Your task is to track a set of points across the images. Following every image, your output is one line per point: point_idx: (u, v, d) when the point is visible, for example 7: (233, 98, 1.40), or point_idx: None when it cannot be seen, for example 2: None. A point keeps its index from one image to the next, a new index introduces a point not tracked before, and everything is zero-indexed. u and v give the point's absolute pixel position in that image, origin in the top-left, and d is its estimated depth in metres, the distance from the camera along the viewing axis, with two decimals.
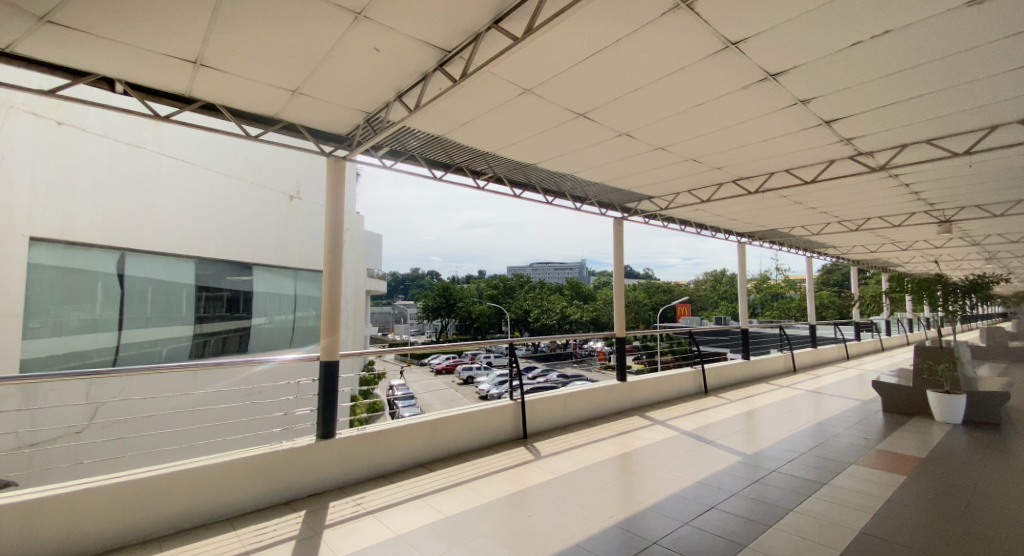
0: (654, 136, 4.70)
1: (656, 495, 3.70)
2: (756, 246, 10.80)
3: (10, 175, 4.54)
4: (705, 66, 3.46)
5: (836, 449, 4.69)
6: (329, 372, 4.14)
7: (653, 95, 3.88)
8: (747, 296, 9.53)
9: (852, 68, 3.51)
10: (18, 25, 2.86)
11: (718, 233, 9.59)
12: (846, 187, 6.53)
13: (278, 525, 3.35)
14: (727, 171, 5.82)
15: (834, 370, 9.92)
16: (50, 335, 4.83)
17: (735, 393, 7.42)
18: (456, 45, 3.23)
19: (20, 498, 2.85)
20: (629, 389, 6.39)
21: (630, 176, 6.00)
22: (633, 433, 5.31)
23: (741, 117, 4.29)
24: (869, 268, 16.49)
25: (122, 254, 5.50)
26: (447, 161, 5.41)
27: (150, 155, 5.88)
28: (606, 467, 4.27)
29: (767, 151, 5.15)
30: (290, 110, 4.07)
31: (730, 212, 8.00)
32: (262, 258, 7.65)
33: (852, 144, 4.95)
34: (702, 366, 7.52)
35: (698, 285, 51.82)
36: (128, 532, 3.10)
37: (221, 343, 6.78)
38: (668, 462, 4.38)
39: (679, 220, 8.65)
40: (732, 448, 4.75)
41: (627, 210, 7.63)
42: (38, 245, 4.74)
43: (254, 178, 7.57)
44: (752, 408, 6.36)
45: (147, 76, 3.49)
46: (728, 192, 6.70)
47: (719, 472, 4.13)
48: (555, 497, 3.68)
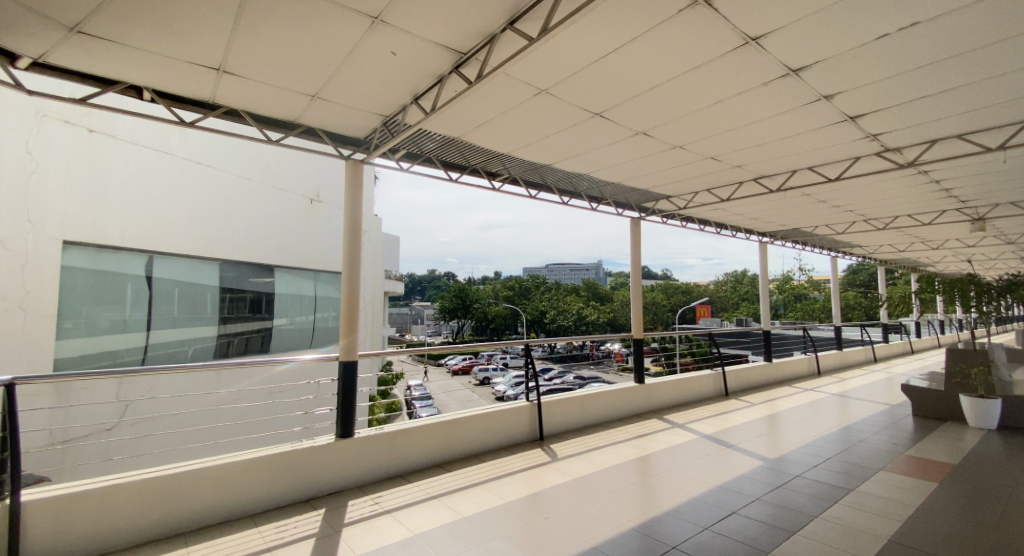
0: (671, 135, 4.68)
1: (674, 499, 3.68)
2: (777, 246, 10.64)
3: (44, 182, 4.70)
4: (724, 62, 3.44)
5: (862, 454, 4.61)
6: (348, 372, 4.20)
7: (671, 93, 3.87)
8: (769, 296, 9.27)
9: (878, 62, 3.45)
10: (50, 36, 2.96)
11: (739, 233, 9.48)
12: (872, 185, 6.41)
13: (298, 523, 3.41)
14: (748, 170, 5.76)
15: (861, 373, 9.70)
16: (82, 335, 4.98)
17: (757, 396, 7.33)
18: (471, 47, 3.25)
19: (54, 493, 2.95)
20: (647, 391, 6.35)
21: (647, 176, 5.97)
22: (651, 436, 5.28)
23: (761, 114, 4.24)
24: (897, 268, 16.11)
25: (150, 257, 5.65)
26: (463, 163, 5.46)
27: (176, 161, 6.03)
28: (624, 470, 4.25)
29: (789, 149, 5.08)
30: (310, 115, 4.15)
31: (751, 212, 7.91)
32: (283, 260, 7.80)
33: (879, 140, 4.86)
34: (722, 368, 7.44)
35: (718, 285, 51.12)
36: (155, 527, 3.19)
37: (244, 343, 6.92)
38: (687, 466, 4.35)
39: (699, 220, 8.58)
40: (754, 452, 4.69)
41: (645, 211, 7.60)
42: (71, 249, 4.91)
43: (276, 181, 7.72)
44: (774, 412, 6.26)
45: (171, 84, 3.59)
46: (749, 191, 6.62)
47: (739, 477, 4.09)
48: (573, 499, 3.67)
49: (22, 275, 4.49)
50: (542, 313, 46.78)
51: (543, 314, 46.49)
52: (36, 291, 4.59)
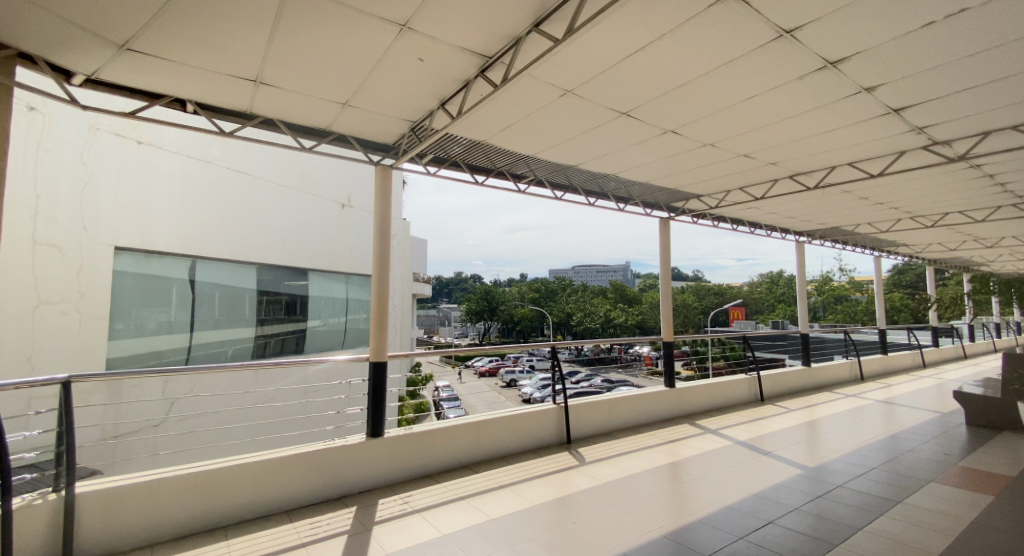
0: (700, 132, 4.65)
1: (708, 506, 3.65)
2: (815, 245, 10.38)
3: (97, 192, 4.97)
4: (756, 57, 3.41)
5: (907, 465, 4.46)
6: (377, 372, 4.31)
7: (700, 90, 3.85)
8: (807, 298, 8.87)
9: (920, 52, 3.37)
10: (101, 54, 3.14)
11: (773, 233, 9.28)
12: (917, 180, 6.20)
13: (331, 519, 3.52)
14: (783, 166, 5.66)
15: (908, 378, 9.37)
16: (132, 336, 5.25)
17: (795, 402, 7.16)
18: (496, 51, 3.32)
19: (108, 485, 3.13)
20: (678, 395, 6.30)
21: (676, 175, 5.93)
22: (682, 441, 5.24)
23: (794, 109, 4.19)
24: (949, 269, 15.46)
25: (193, 261, 5.90)
26: (488, 166, 5.52)
27: (216, 169, 6.28)
28: (655, 476, 4.24)
29: (826, 144, 4.98)
30: (341, 122, 4.28)
31: (787, 210, 7.75)
32: (317, 264, 8.01)
33: (927, 133, 4.72)
34: (756, 372, 7.30)
35: (753, 287, 49.98)
36: (198, 520, 3.34)
37: (280, 344, 7.15)
38: (720, 473, 4.30)
39: (731, 220, 8.45)
40: (793, 460, 4.61)
41: (674, 211, 7.54)
42: (121, 254, 5.19)
43: (309, 186, 7.95)
44: (813, 419, 6.12)
45: (211, 96, 3.76)
46: (784, 190, 6.50)
47: (776, 485, 4.03)
48: (604, 504, 3.68)
49: (78, 279, 4.76)
50: (571, 316, 46.62)
51: (571, 316, 46.32)
52: (91, 294, 4.86)
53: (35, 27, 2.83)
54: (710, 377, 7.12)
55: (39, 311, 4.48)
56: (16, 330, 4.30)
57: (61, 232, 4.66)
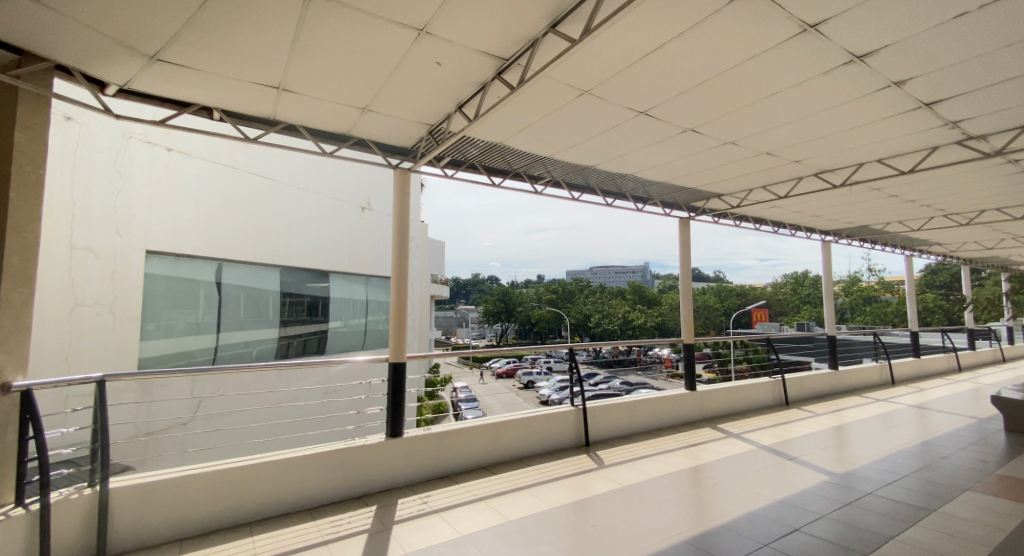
0: (721, 130, 4.62)
1: (731, 512, 3.63)
2: (842, 244, 10.18)
3: (130, 198, 5.14)
4: (779, 52, 3.38)
5: (941, 472, 4.37)
6: (397, 372, 4.38)
7: (720, 87, 3.84)
8: (834, 299, 8.79)
9: (951, 44, 3.31)
10: (132, 65, 3.26)
11: (798, 232, 9.14)
12: (949, 176, 6.05)
13: (352, 518, 3.58)
14: (807, 164, 5.59)
15: (943, 383, 9.12)
16: (162, 336, 5.40)
17: (822, 407, 7.04)
18: (513, 52, 3.35)
19: (140, 481, 3.23)
20: (700, 397, 6.25)
21: (695, 174, 5.89)
22: (704, 445, 5.20)
23: (817, 105, 4.14)
24: (985, 268, 15.02)
25: (219, 264, 6.06)
26: (505, 168, 5.57)
27: (242, 175, 6.44)
28: (675, 480, 4.22)
29: (851, 141, 4.91)
30: (361, 127, 4.36)
31: (812, 209, 7.63)
32: (337, 266, 8.15)
33: (961, 128, 4.62)
34: (781, 375, 7.19)
35: (777, 287, 49.09)
36: (224, 516, 3.44)
37: (303, 345, 7.29)
38: (743, 478, 4.27)
39: (753, 219, 8.35)
40: (820, 466, 4.55)
41: (694, 210, 7.48)
42: (153, 257, 5.36)
43: (329, 189, 8.09)
44: (842, 424, 6.02)
45: (236, 103, 3.86)
46: (809, 188, 6.41)
47: (802, 492, 3.98)
48: (625, 508, 3.69)
49: (113, 281, 4.93)
50: (589, 317, 46.35)
51: (590, 317, 46.11)
52: (124, 295, 5.02)
53: (71, 41, 2.95)
54: (733, 380, 7.04)
55: (76, 312, 4.65)
56: (56, 331, 4.48)
57: (97, 237, 4.84)
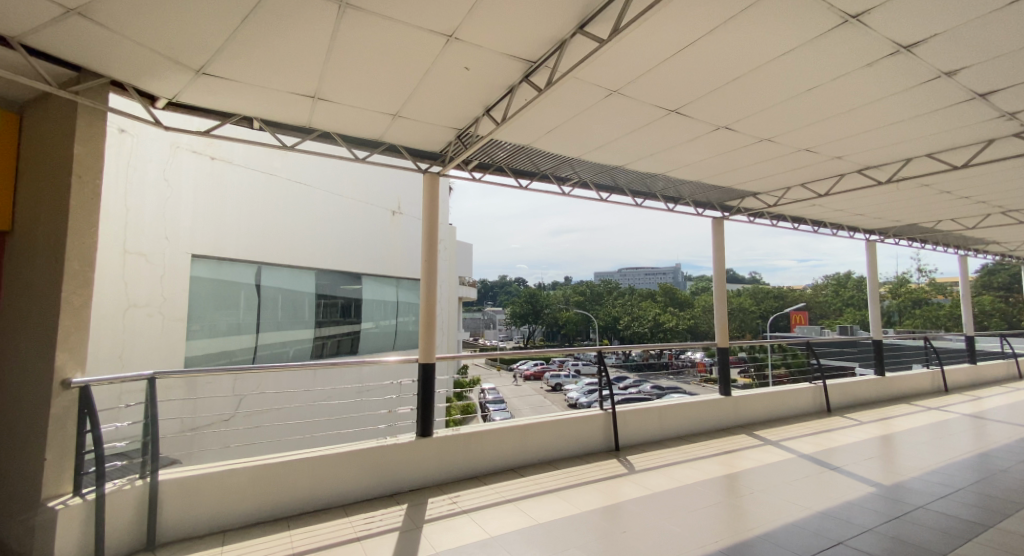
0: (755, 127, 4.57)
1: (770, 522, 3.58)
2: (889, 243, 9.85)
3: (177, 204, 5.39)
4: (816, 45, 3.33)
5: (996, 486, 4.18)
6: (427, 372, 4.47)
7: (753, 83, 3.80)
8: (880, 300, 8.51)
9: (1001, 31, 3.20)
10: (179, 79, 3.43)
11: (839, 232, 8.88)
12: (1004, 172, 5.80)
13: (383, 516, 3.68)
14: (849, 160, 5.45)
15: (1001, 391, 8.69)
16: (206, 336, 5.64)
17: (867, 415, 6.82)
18: (541, 55, 3.39)
19: (187, 474, 3.39)
20: (735, 402, 6.15)
21: (728, 173, 5.82)
22: (739, 453, 5.12)
23: (855, 99, 4.05)
24: None
25: (259, 267, 6.29)
26: (532, 170, 5.61)
27: (279, 181, 6.67)
28: (710, 487, 4.18)
29: (895, 135, 4.78)
30: (392, 133, 4.48)
31: (855, 207, 7.42)
32: (369, 268, 8.34)
33: (1017, 119, 4.44)
34: (821, 381, 7.01)
35: (817, 290, 47.54)
36: (264, 510, 3.57)
37: (336, 345, 7.49)
38: (781, 487, 4.19)
39: (791, 219, 8.17)
40: (864, 477, 4.42)
41: (727, 210, 7.38)
42: (198, 261, 5.61)
43: (361, 194, 8.29)
44: (889, 433, 5.82)
45: (275, 112, 4.02)
46: (852, 184, 6.25)
47: (846, 503, 3.88)
48: (658, 514, 3.68)
49: (162, 283, 5.18)
50: (618, 319, 45.87)
51: (619, 319, 45.63)
52: (172, 297, 5.27)
53: (124, 59, 3.14)
54: (771, 385, 6.88)
55: (129, 313, 4.90)
56: (111, 331, 4.73)
57: (148, 242, 5.08)
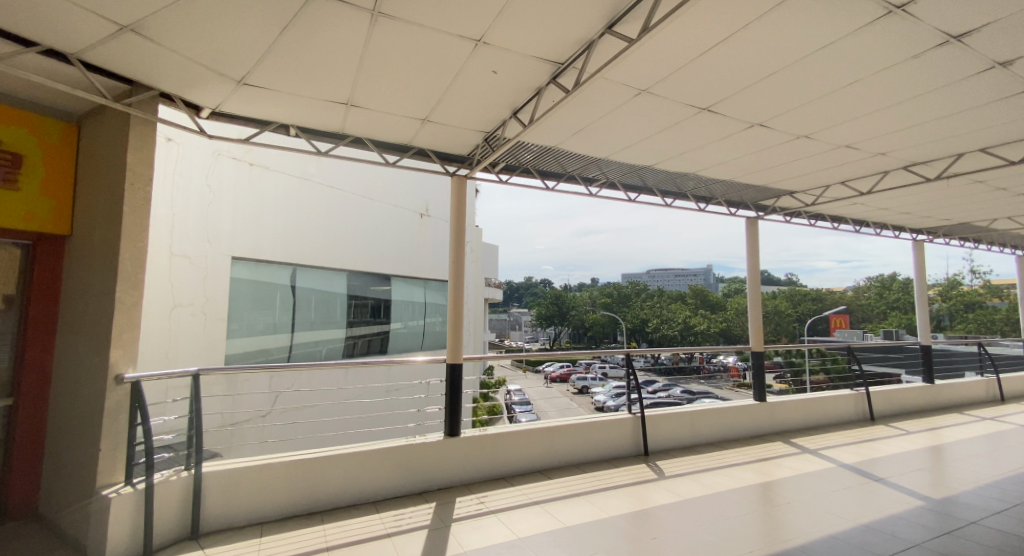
0: (791, 124, 4.50)
1: (810, 532, 3.51)
2: (939, 242, 9.50)
3: (218, 208, 5.61)
4: (855, 37, 3.27)
5: None
6: (454, 372, 4.54)
7: (786, 79, 3.76)
8: (928, 303, 8.22)
9: None
10: (222, 90, 3.60)
11: (883, 231, 8.62)
12: None
13: (412, 513, 3.76)
14: (893, 156, 5.30)
15: None
16: (245, 335, 5.86)
17: (915, 424, 6.59)
18: (569, 56, 3.42)
19: (228, 467, 3.54)
20: (770, 408, 6.05)
21: (762, 171, 5.74)
22: (774, 461, 5.05)
23: (894, 93, 3.96)
24: None
25: (294, 269, 6.51)
26: (559, 171, 5.64)
27: (312, 185, 6.87)
28: (743, 495, 4.13)
29: (943, 130, 4.64)
30: (422, 137, 4.59)
31: (901, 205, 7.20)
32: (398, 269, 8.51)
33: None
34: (864, 388, 6.82)
35: (859, 292, 45.87)
36: (298, 504, 3.70)
37: (367, 345, 7.66)
38: (821, 498, 4.10)
39: (830, 219, 7.98)
40: (912, 490, 4.28)
41: (762, 210, 7.25)
42: (237, 263, 5.84)
43: (391, 198, 8.47)
44: (939, 444, 5.62)
45: (311, 119, 4.16)
46: (896, 181, 6.07)
47: (892, 517, 3.78)
48: (691, 522, 3.66)
49: (204, 284, 5.41)
50: (647, 322, 45.34)
51: (648, 322, 45.16)
52: (213, 297, 5.50)
53: (171, 72, 3.31)
54: (810, 391, 6.73)
55: (174, 312, 5.11)
56: (159, 330, 4.96)
57: (192, 245, 5.30)
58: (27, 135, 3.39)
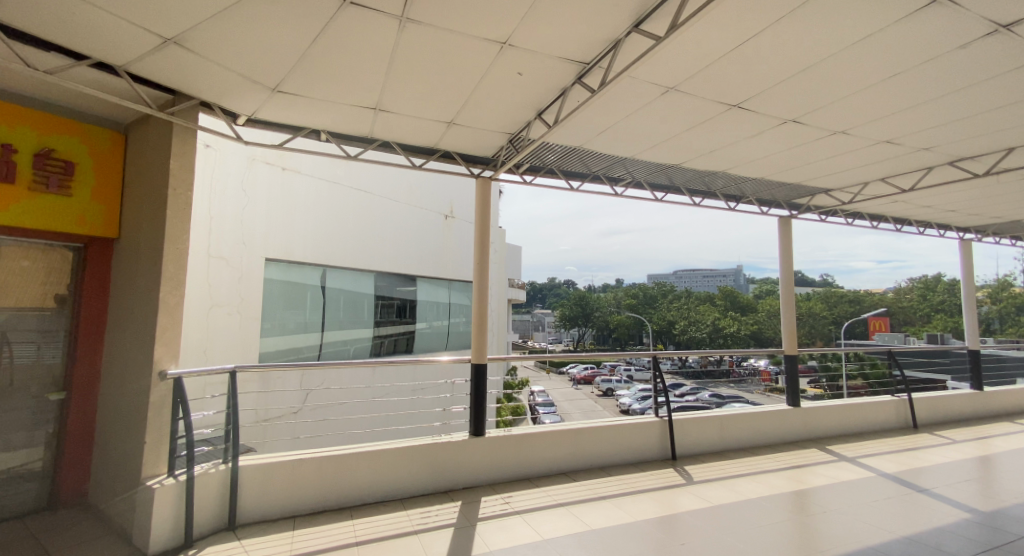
0: (825, 120, 4.42)
1: (848, 543, 3.44)
2: (989, 242, 9.13)
3: (252, 211, 5.79)
4: (893, 28, 3.20)
5: None
6: (479, 372, 4.59)
7: (818, 73, 3.69)
8: (977, 305, 7.94)
9: None
10: (258, 98, 3.73)
11: (927, 229, 8.35)
12: None
13: (438, 511, 3.83)
14: (938, 152, 5.15)
15: None
16: (277, 334, 6.04)
17: (961, 433, 6.36)
18: (595, 55, 3.44)
19: (262, 461, 3.66)
20: (804, 413, 5.93)
21: (795, 168, 5.64)
22: (809, 468, 4.95)
23: (934, 85, 3.85)
24: None
25: (324, 270, 6.67)
26: (584, 171, 5.65)
27: (341, 189, 7.02)
28: (777, 503, 4.07)
29: (989, 124, 4.50)
30: (447, 140, 4.66)
31: (946, 202, 6.97)
32: (424, 270, 8.63)
33: None
34: (906, 394, 6.63)
35: (900, 293, 44.26)
36: (328, 499, 3.80)
37: (393, 345, 7.80)
38: (859, 508, 4.01)
39: (869, 216, 7.77)
40: (958, 502, 4.15)
41: (795, 208, 7.11)
42: (271, 264, 6.02)
43: (417, 200, 8.59)
44: (987, 455, 5.42)
45: (341, 125, 4.28)
46: (941, 177, 5.89)
47: (937, 529, 3.67)
48: (722, 528, 3.62)
49: (240, 284, 5.59)
50: (674, 324, 44.72)
51: (675, 324, 44.61)
52: (248, 297, 5.68)
53: (209, 82, 3.45)
54: (849, 397, 6.57)
55: (213, 312, 5.30)
56: (198, 329, 5.15)
57: (228, 247, 5.49)
58: (79, 144, 3.57)
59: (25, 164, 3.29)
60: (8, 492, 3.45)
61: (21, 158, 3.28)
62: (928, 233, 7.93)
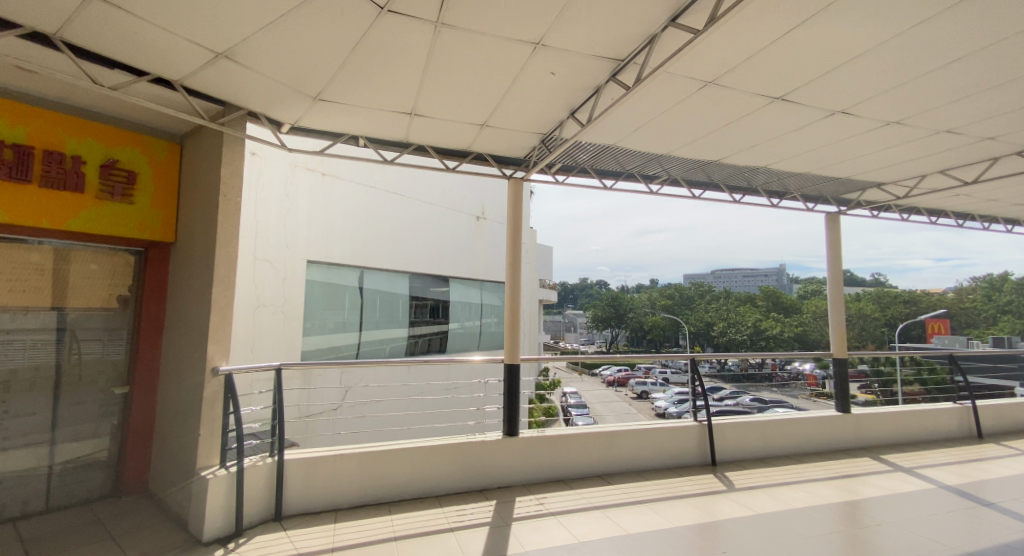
0: (874, 110, 4.29)
1: None
2: None
3: (295, 215, 6.02)
4: (945, 13, 3.09)
5: None
6: (513, 373, 4.63)
7: (864, 62, 3.60)
8: None
9: None
10: (301, 106, 3.89)
11: (991, 225, 7.95)
12: None
13: (474, 510, 3.89)
14: (1003, 141, 4.92)
15: None
16: (318, 333, 6.26)
17: None
18: (629, 52, 3.45)
19: (305, 455, 3.81)
20: (856, 419, 5.75)
21: (842, 162, 5.48)
22: (861, 478, 4.80)
23: (993, 70, 3.70)
24: None
25: (361, 271, 6.86)
26: (617, 170, 5.64)
27: (378, 193, 7.21)
28: (824, 514, 3.97)
29: None
30: (481, 142, 4.73)
31: (1014, 195, 6.62)
32: (456, 271, 8.76)
33: None
34: (970, 401, 6.33)
35: (959, 293, 41.91)
36: (368, 493, 3.92)
37: (427, 344, 7.95)
38: (913, 521, 3.88)
39: (927, 211, 7.46)
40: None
41: (844, 204, 6.90)
42: (313, 266, 6.24)
43: (450, 202, 8.72)
44: None
45: (379, 130, 4.40)
46: (1008, 168, 5.61)
47: (1001, 545, 3.51)
48: (766, 537, 3.57)
49: (284, 286, 5.82)
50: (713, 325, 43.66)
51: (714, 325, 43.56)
52: (291, 298, 5.90)
53: (256, 92, 3.61)
54: (904, 404, 6.31)
55: (259, 311, 5.54)
56: (245, 327, 5.39)
57: (273, 250, 5.73)
58: (139, 153, 3.81)
59: (92, 175, 3.54)
60: (78, 478, 3.70)
61: (89, 169, 3.53)
62: (995, 228, 7.56)
